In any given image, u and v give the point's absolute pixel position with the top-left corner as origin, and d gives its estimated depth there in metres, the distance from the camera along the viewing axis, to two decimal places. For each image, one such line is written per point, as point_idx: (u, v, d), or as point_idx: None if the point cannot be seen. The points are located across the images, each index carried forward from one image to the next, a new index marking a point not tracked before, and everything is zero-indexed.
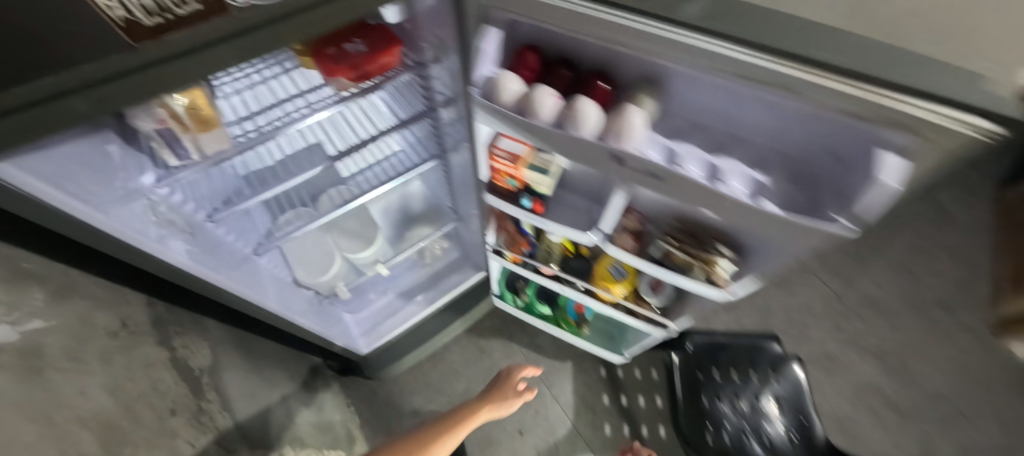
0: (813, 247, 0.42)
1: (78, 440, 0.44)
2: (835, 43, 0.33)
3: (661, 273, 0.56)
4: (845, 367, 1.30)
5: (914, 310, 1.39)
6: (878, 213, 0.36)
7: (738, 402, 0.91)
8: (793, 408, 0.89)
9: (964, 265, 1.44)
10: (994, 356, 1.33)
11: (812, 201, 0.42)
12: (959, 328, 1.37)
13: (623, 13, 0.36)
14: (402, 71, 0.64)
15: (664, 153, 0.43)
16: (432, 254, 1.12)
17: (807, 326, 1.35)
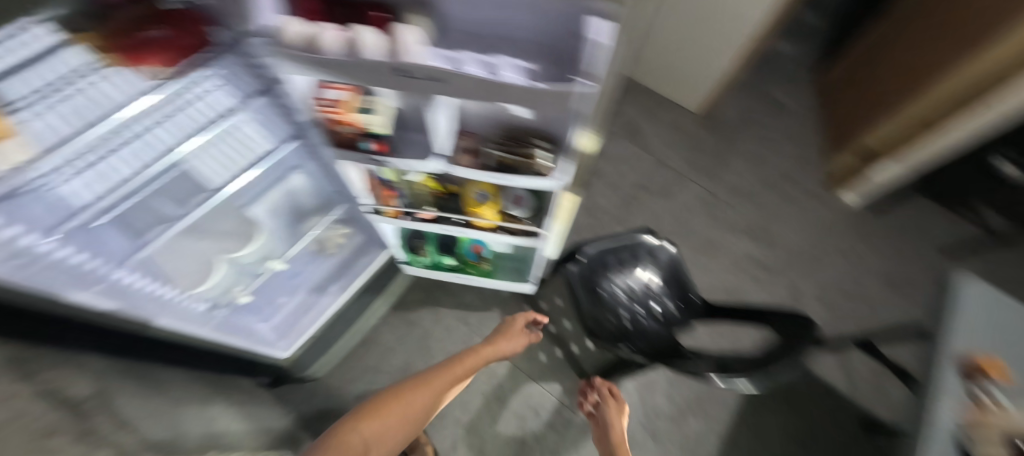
0: (578, 109, 0.53)
1: None
2: None
3: (499, 177, 0.65)
4: (725, 247, 1.53)
5: (769, 186, 1.65)
6: (598, 67, 0.47)
7: (627, 289, 1.06)
8: (670, 282, 1.05)
9: (798, 141, 1.73)
10: (831, 206, 1.63)
11: (562, 74, 0.53)
12: (805, 192, 1.65)
13: None
14: (219, 52, 0.55)
15: (446, 63, 0.51)
16: (334, 243, 1.12)
17: (690, 222, 1.56)
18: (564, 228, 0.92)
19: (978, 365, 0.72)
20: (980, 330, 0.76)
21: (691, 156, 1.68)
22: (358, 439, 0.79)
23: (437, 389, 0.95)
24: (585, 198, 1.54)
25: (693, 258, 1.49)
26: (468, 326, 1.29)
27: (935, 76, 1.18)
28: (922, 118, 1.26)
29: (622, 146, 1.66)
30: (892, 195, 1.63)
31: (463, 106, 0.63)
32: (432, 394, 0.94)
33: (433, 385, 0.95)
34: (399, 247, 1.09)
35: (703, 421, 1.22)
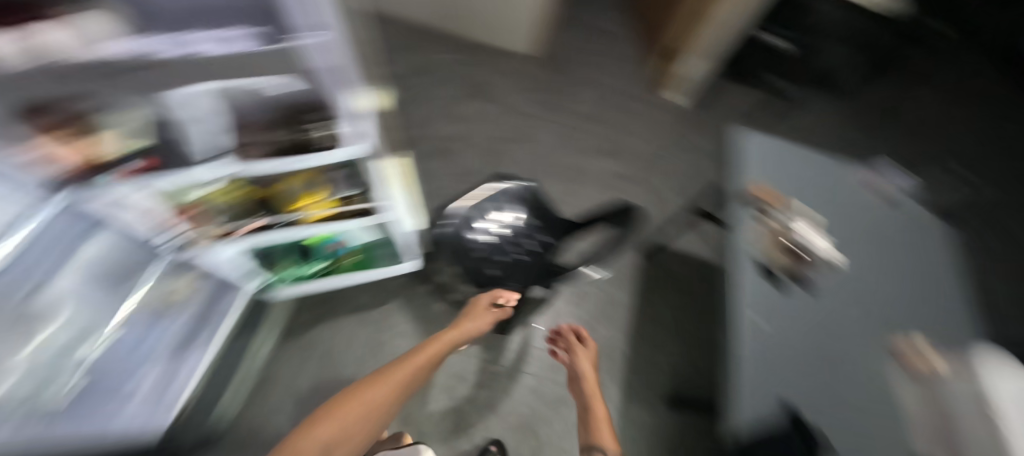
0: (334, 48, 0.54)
1: None
2: None
3: (297, 159, 0.64)
4: (589, 169, 1.64)
5: (612, 105, 1.80)
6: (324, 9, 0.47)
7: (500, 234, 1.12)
8: (533, 206, 1.13)
9: (626, 62, 1.91)
10: (665, 107, 1.84)
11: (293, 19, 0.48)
12: (643, 104, 1.83)
13: None
14: None
15: (163, 46, 0.45)
16: (173, 296, 0.95)
17: (553, 158, 1.65)
18: (409, 200, 0.94)
19: (761, 197, 0.88)
20: (759, 169, 0.92)
21: (539, 97, 1.76)
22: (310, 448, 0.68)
23: (398, 384, 0.83)
24: (451, 164, 1.55)
25: (564, 187, 1.58)
26: (371, 325, 1.26)
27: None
28: (695, 12, 1.59)
29: (474, 106, 1.69)
30: (707, 86, 1.88)
31: (213, 97, 0.57)
32: (393, 390, 0.82)
33: (392, 380, 0.83)
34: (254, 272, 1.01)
35: (608, 327, 1.35)
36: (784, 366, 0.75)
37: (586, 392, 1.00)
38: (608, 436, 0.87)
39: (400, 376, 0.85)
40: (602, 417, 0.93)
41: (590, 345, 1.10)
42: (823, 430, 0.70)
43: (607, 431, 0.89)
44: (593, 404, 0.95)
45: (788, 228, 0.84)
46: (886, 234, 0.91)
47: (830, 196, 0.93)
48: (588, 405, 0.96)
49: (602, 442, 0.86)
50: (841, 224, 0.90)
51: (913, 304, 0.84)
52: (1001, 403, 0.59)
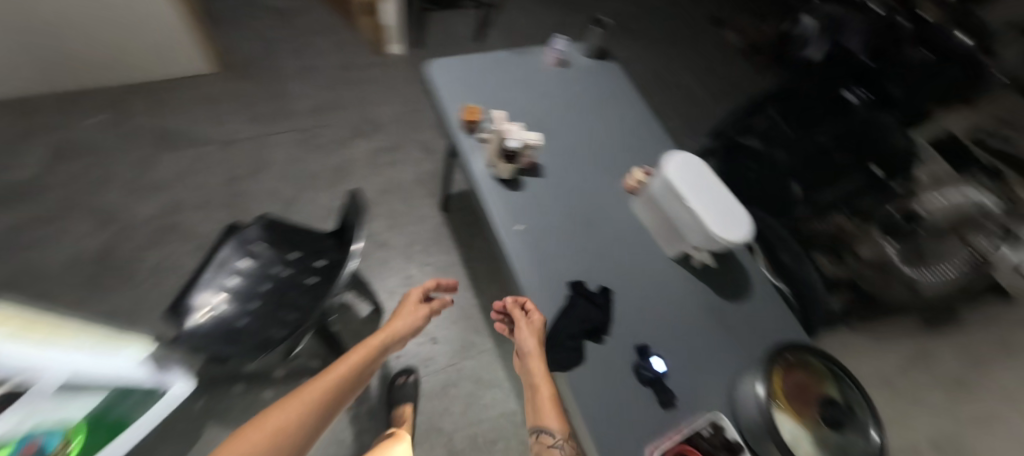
0: None
1: None
2: None
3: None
4: (354, 161, 1.54)
5: (341, 87, 1.71)
6: None
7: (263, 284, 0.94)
8: (279, 239, 1.02)
9: (325, 44, 1.81)
10: (394, 63, 1.81)
11: None
12: (369, 72, 1.77)
13: None
14: None
15: None
16: None
17: (310, 169, 1.50)
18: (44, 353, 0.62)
19: (465, 119, 0.86)
20: (455, 90, 0.91)
21: (258, 117, 1.57)
22: None
23: (308, 406, 0.67)
24: (194, 240, 1.29)
25: (338, 191, 1.46)
26: None
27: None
28: None
29: (183, 165, 1.42)
30: (415, 30, 1.91)
31: None
32: (303, 413, 0.65)
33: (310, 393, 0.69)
34: None
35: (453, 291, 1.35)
36: (556, 249, 0.78)
37: (537, 373, 0.65)
38: (549, 411, 0.60)
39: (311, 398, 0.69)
40: (543, 397, 0.62)
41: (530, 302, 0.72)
42: (603, 282, 0.77)
43: (550, 400, 0.62)
44: (539, 379, 0.64)
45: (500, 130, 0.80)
46: (575, 89, 0.99)
47: (524, 78, 0.97)
48: (538, 385, 0.63)
49: (545, 424, 0.60)
50: (543, 98, 0.95)
51: (623, 133, 0.96)
52: (681, 188, 0.72)
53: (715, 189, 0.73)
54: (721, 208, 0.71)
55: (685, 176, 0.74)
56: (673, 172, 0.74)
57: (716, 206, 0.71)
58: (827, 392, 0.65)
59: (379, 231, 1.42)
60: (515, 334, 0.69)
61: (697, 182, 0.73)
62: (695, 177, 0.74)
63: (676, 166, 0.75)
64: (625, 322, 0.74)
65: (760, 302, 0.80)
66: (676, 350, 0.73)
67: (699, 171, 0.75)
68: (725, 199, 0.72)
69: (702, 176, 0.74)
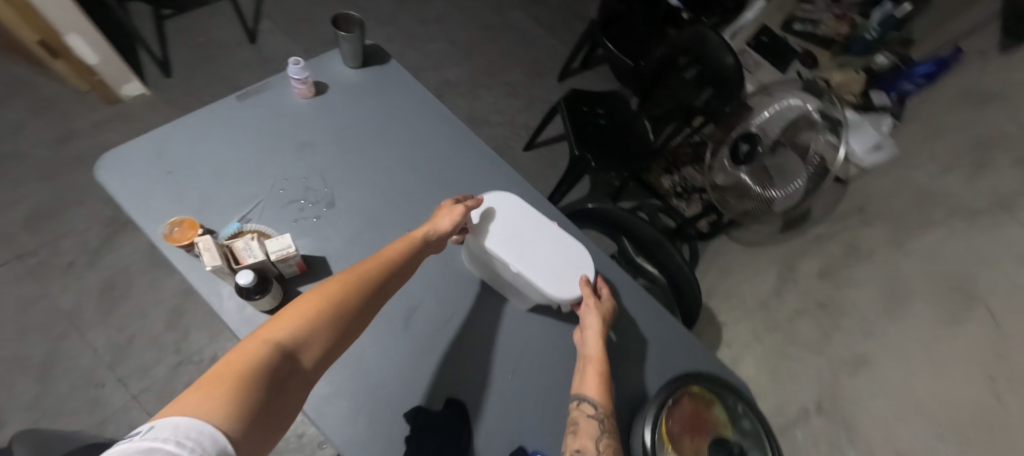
0: None
1: None
2: None
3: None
4: (127, 266, 1.11)
5: (63, 165, 1.19)
6: None
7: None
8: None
9: (12, 118, 1.23)
10: (137, 109, 1.31)
11: None
12: (100, 137, 1.25)
13: None
14: None
15: None
16: None
17: (59, 306, 1.04)
18: None
19: (175, 243, 0.55)
20: (151, 200, 0.59)
21: None
22: (235, 368, 0.30)
23: (369, 284, 0.44)
24: None
25: (118, 320, 1.05)
26: None
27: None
28: None
29: None
30: (150, 59, 1.39)
31: None
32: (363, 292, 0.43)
33: (376, 264, 0.47)
34: None
35: None
36: (374, 373, 0.56)
37: (592, 346, 0.55)
38: (595, 383, 0.51)
39: (338, 293, 0.41)
40: (602, 370, 0.53)
41: (602, 288, 0.62)
42: (451, 391, 0.58)
43: (598, 372, 0.52)
44: (591, 349, 0.54)
45: (229, 248, 0.55)
46: (345, 121, 0.74)
47: (265, 132, 0.69)
48: (590, 357, 0.54)
49: (585, 392, 0.50)
50: (299, 159, 0.68)
51: (425, 163, 0.74)
52: (490, 248, 0.56)
53: (543, 232, 0.60)
54: (553, 256, 0.59)
55: (502, 228, 0.58)
56: (485, 228, 0.58)
57: (547, 257, 0.59)
58: (715, 415, 0.59)
59: (198, 344, 1.06)
60: (579, 307, 0.59)
61: (517, 233, 0.59)
62: (515, 225, 0.59)
63: (486, 220, 0.58)
64: (489, 430, 0.57)
65: (630, 319, 0.70)
66: (556, 433, 0.59)
67: (520, 214, 0.60)
68: (557, 240, 0.61)
69: (524, 220, 0.60)
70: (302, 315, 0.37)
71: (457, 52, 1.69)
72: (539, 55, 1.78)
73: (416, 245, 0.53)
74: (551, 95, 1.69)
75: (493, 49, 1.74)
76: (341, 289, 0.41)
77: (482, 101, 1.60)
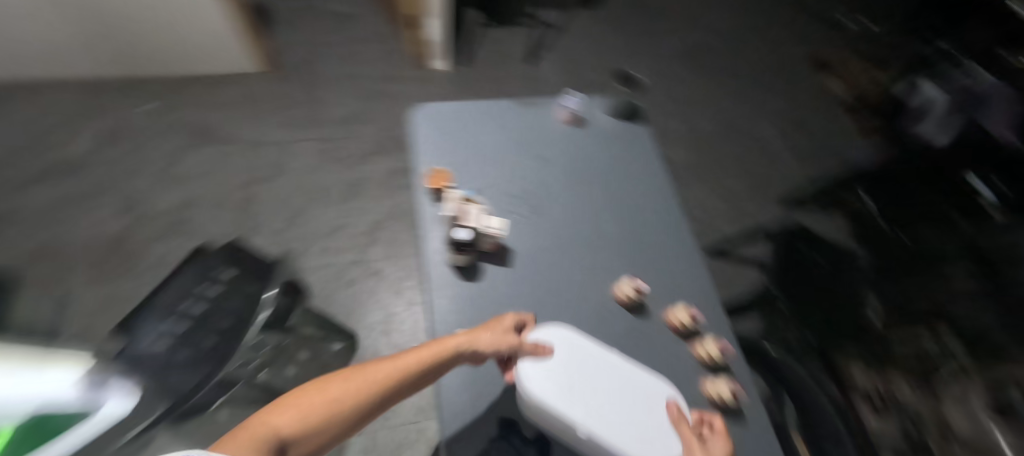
0: None
1: None
2: None
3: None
4: (369, 177, 1.46)
5: (376, 91, 1.62)
6: None
7: (188, 311, 0.81)
8: (248, 267, 0.95)
9: (370, 44, 1.71)
10: (434, 76, 1.66)
11: None
12: (405, 83, 1.65)
13: None
14: None
15: None
16: None
17: (322, 180, 1.43)
18: None
19: (430, 185, 0.74)
20: (431, 148, 0.79)
21: (287, 117, 1.52)
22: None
23: (385, 385, 0.43)
24: (193, 237, 1.27)
25: (344, 210, 1.39)
26: None
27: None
28: None
29: (206, 159, 1.41)
30: (464, 40, 1.75)
31: None
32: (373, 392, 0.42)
33: (395, 365, 0.45)
34: None
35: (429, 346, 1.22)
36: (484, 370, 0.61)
37: None
38: None
39: (350, 390, 0.41)
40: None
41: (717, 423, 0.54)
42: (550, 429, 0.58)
43: None
44: None
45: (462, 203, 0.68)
46: (582, 158, 0.86)
47: (526, 136, 0.85)
48: None
49: None
50: (535, 169, 0.82)
51: (625, 221, 0.81)
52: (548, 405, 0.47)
53: (604, 371, 0.54)
54: (628, 402, 0.52)
55: (561, 376, 0.51)
56: (537, 376, 0.50)
57: (621, 403, 0.51)
58: None
59: (374, 259, 1.32)
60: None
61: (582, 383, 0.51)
62: (573, 368, 0.53)
63: (535, 376, 0.50)
64: None
65: None
66: None
67: (577, 358, 0.54)
68: (623, 378, 0.54)
69: (582, 364, 0.53)
70: (309, 412, 0.38)
71: (687, 138, 1.70)
72: (772, 178, 1.64)
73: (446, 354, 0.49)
74: (765, 218, 1.52)
75: (727, 152, 1.69)
76: (354, 390, 0.41)
77: (689, 190, 1.56)
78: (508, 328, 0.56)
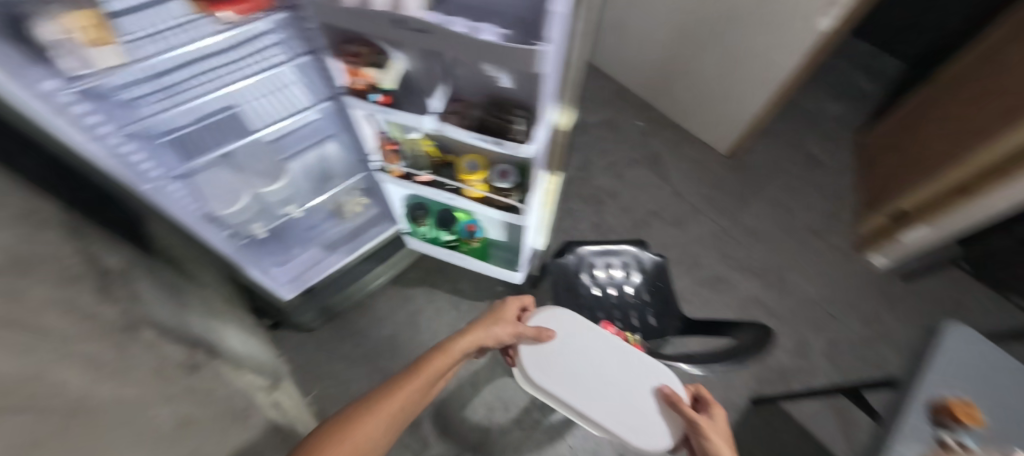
0: (533, 69, 0.57)
1: (11, 337, 0.46)
2: (536, 66, 0.58)
3: (480, 137, 0.70)
4: (734, 282, 1.51)
5: (794, 232, 1.66)
6: (537, 56, 0.55)
7: (607, 287, 1.07)
8: (664, 285, 1.06)
9: (821, 195, 1.76)
10: (857, 266, 1.60)
11: (490, 46, 0.56)
12: (828, 248, 1.63)
13: (433, 41, 0.59)
14: (277, 11, 0.75)
15: (439, 22, 0.58)
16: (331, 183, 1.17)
17: (700, 253, 1.56)
18: (551, 207, 0.95)
19: (949, 406, 0.66)
20: (954, 369, 0.72)
21: (713, 194, 1.71)
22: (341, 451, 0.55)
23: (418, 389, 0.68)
24: (596, 215, 1.60)
25: (697, 287, 1.48)
26: (458, 312, 1.34)
27: (999, 132, 1.13)
28: (959, 184, 1.27)
29: (640, 174, 1.72)
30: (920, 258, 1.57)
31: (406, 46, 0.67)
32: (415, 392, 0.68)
33: (426, 369, 0.71)
34: (402, 215, 1.14)
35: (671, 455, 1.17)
36: (567, 351, 0.81)
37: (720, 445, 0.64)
38: None
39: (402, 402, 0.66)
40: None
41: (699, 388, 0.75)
42: None
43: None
44: (712, 443, 0.64)
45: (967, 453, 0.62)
46: None
47: None
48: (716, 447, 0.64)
49: None
50: None
51: None
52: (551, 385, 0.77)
53: (598, 350, 0.81)
54: (618, 379, 0.78)
55: (563, 362, 0.81)
56: (535, 350, 0.82)
57: (612, 381, 0.78)
58: None
59: None
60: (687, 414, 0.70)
61: (568, 362, 0.80)
62: (566, 353, 0.81)
63: (527, 353, 0.81)
64: None
65: None
66: None
67: (563, 343, 0.82)
68: (614, 356, 0.81)
69: (565, 349, 0.82)
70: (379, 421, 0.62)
71: None
72: None
73: (453, 355, 0.75)
74: None
75: None
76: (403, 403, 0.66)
77: None
78: (507, 330, 0.81)
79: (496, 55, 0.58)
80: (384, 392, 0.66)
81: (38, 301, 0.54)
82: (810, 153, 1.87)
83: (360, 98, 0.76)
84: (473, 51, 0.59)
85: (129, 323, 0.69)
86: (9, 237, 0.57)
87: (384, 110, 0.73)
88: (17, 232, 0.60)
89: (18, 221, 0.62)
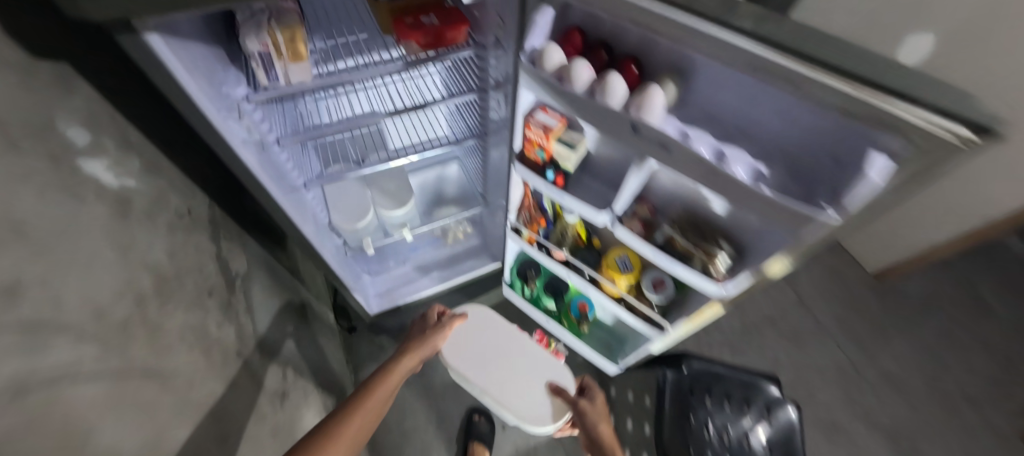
0: (803, 234, 0.44)
1: (143, 396, 0.42)
2: (806, 232, 0.44)
3: (664, 258, 0.59)
4: (853, 436, 1.26)
5: (945, 394, 1.35)
6: (825, 226, 0.41)
7: (725, 426, 0.89)
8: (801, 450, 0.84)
9: (990, 356, 1.42)
10: None
11: (749, 192, 0.44)
12: (985, 428, 1.31)
13: (668, 159, 0.47)
14: (464, 47, 0.71)
15: (679, 133, 0.47)
16: (445, 212, 1.13)
17: (818, 387, 1.32)
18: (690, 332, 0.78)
19: None
20: None
21: (847, 319, 1.44)
22: None
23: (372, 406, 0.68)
24: None
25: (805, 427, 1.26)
26: None
27: None
28: None
29: None
30: None
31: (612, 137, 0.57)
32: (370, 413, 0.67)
33: (378, 392, 0.70)
34: (509, 270, 1.05)
35: None
36: (481, 345, 0.97)
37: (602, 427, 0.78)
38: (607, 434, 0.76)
39: (362, 420, 0.65)
40: None
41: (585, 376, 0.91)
42: None
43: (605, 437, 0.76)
44: (593, 426, 0.78)
45: None
46: None
47: None
48: (596, 428, 0.78)
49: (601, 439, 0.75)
50: None
51: None
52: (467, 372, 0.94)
53: (509, 346, 0.97)
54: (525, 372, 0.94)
55: (477, 347, 0.98)
56: (455, 346, 0.96)
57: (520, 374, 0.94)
58: None
59: None
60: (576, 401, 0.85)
61: (483, 353, 0.97)
62: (483, 347, 0.97)
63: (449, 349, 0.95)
64: None
65: None
66: None
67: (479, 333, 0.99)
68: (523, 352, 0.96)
69: (480, 339, 0.98)
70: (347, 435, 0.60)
71: None
72: None
73: (393, 373, 0.76)
74: None
75: None
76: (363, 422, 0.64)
77: None
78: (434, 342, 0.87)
79: (758, 203, 0.44)
80: (346, 408, 0.65)
81: (175, 334, 0.51)
82: (984, 298, 1.52)
83: (527, 166, 0.66)
84: (719, 188, 0.46)
85: (240, 346, 0.66)
86: (165, 253, 0.55)
87: (557, 193, 0.63)
88: (172, 244, 0.57)
89: (177, 228, 0.60)
